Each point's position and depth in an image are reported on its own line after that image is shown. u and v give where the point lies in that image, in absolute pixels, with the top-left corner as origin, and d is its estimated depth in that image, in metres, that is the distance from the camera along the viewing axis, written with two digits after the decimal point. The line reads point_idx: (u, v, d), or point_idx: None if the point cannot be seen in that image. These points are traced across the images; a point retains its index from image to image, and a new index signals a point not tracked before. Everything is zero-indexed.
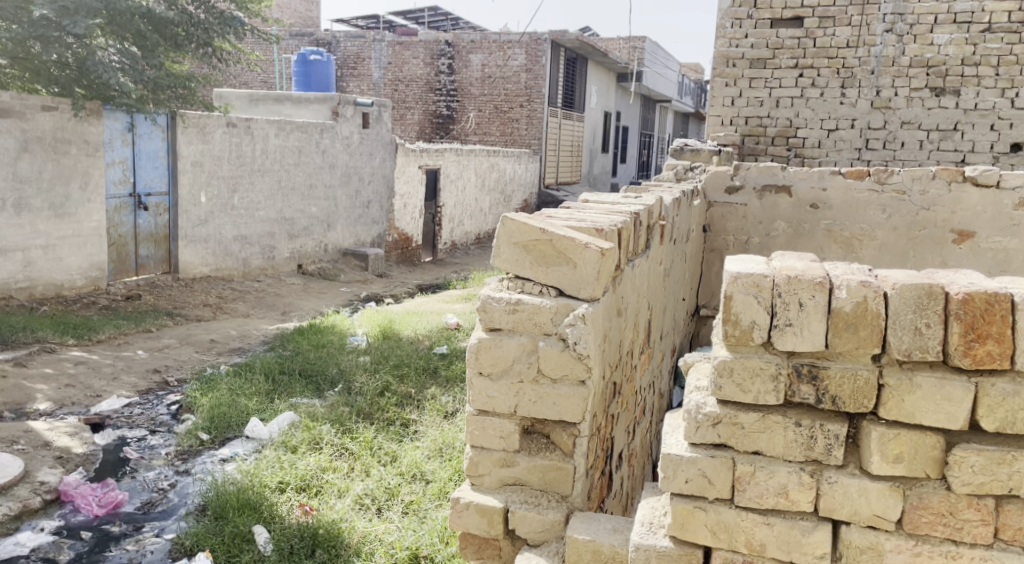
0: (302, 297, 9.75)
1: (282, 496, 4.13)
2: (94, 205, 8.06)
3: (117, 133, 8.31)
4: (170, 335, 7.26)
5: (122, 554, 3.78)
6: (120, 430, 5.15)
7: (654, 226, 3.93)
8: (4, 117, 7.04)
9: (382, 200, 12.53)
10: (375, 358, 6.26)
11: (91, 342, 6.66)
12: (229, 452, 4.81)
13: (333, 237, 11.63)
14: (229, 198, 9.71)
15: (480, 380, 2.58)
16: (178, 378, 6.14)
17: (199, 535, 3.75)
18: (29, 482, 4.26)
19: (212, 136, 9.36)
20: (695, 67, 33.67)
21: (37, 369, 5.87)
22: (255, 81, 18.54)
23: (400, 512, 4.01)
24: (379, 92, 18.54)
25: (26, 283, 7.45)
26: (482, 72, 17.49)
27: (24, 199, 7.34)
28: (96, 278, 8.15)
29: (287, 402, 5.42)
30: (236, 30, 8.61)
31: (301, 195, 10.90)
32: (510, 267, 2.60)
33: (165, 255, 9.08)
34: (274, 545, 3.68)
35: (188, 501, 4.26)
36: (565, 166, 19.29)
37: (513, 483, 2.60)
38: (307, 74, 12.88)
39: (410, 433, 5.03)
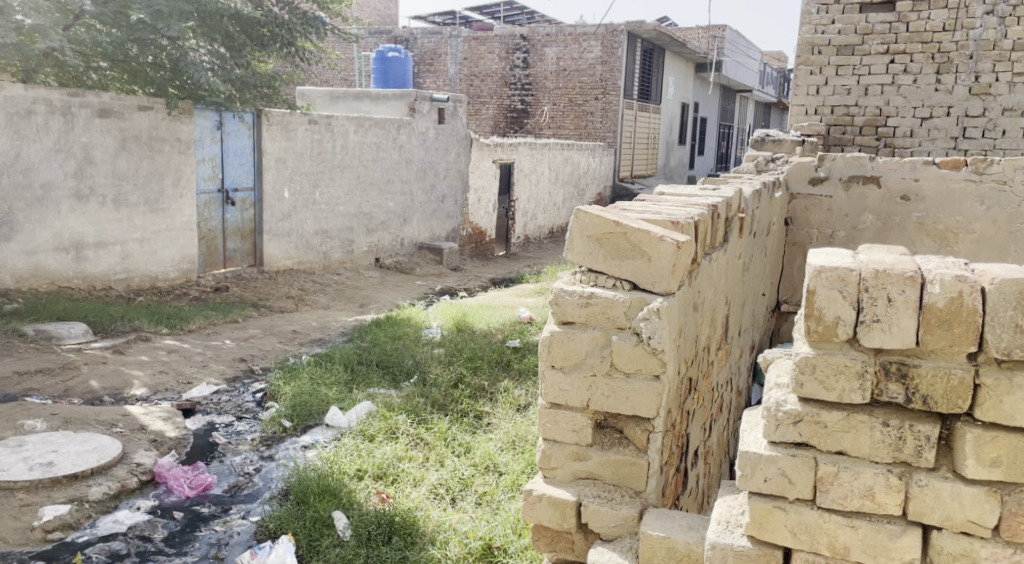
0: (380, 290, 9.95)
1: (360, 483, 4.22)
2: (185, 200, 8.42)
3: (207, 131, 8.66)
4: (256, 326, 7.54)
5: (211, 534, 3.95)
6: (209, 415, 5.39)
7: (732, 218, 3.86)
8: (104, 117, 7.42)
9: (457, 194, 12.69)
10: (449, 350, 6.35)
11: (183, 331, 6.98)
12: (310, 440, 4.98)
13: (409, 231, 11.83)
14: (311, 193, 9.99)
15: (553, 373, 2.58)
16: (263, 366, 6.38)
17: (282, 519, 3.89)
18: (127, 464, 4.50)
19: (296, 133, 9.64)
20: (778, 56, 32.79)
21: (134, 356, 6.19)
22: (335, 79, 19.01)
23: (473, 502, 4.07)
24: (454, 88, 18.67)
25: (124, 275, 7.86)
26: (557, 65, 17.44)
27: (123, 194, 7.72)
28: (188, 270, 8.54)
29: (365, 392, 5.56)
30: (318, 30, 8.74)
31: (379, 191, 11.13)
32: (583, 261, 2.59)
33: (250, 249, 9.43)
34: (352, 530, 3.78)
35: (272, 486, 4.42)
36: (640, 158, 19.06)
37: (586, 477, 2.61)
38: (385, 71, 13.10)
39: (484, 425, 5.08)
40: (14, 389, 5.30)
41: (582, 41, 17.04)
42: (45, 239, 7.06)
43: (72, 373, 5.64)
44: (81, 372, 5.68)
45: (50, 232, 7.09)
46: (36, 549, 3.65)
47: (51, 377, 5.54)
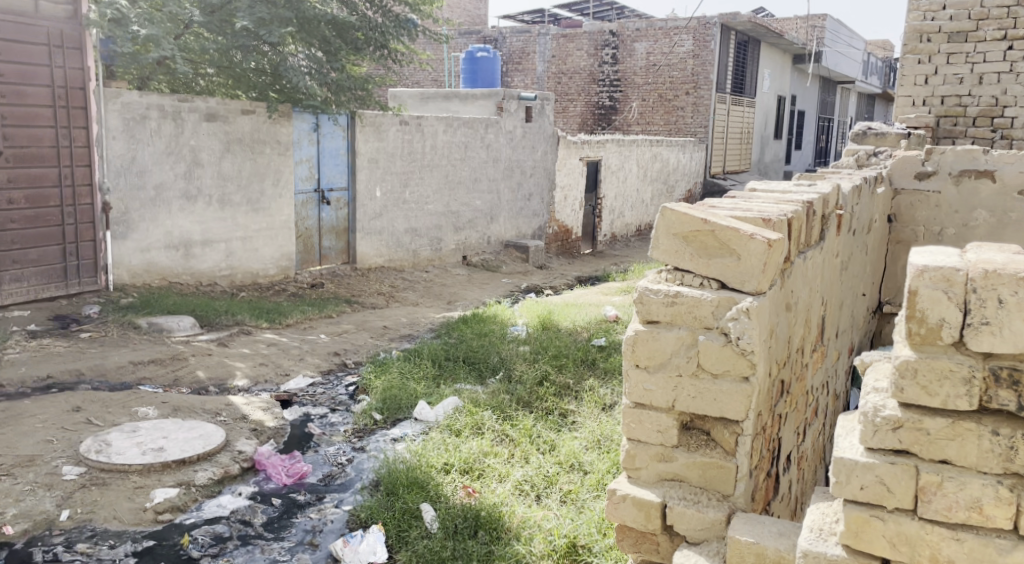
0: (467, 287, 10.09)
1: (447, 477, 4.30)
2: (284, 200, 8.77)
3: (305, 133, 8.97)
4: (349, 321, 7.78)
5: (307, 521, 4.10)
6: (305, 407, 5.60)
7: (830, 215, 3.71)
8: (211, 121, 7.79)
9: (544, 192, 12.73)
10: (535, 347, 6.38)
11: (281, 325, 7.28)
12: (399, 433, 5.10)
13: (496, 229, 11.95)
14: (401, 192, 10.23)
15: (637, 373, 2.56)
16: (355, 361, 6.59)
17: (373, 509, 4.00)
18: (230, 451, 4.73)
19: (388, 134, 9.88)
20: (884, 44, 31.36)
21: (237, 348, 6.50)
22: (426, 80, 19.39)
23: (558, 500, 4.08)
24: (542, 86, 18.68)
25: (227, 271, 8.25)
26: (647, 60, 17.20)
27: (227, 195, 8.11)
28: (286, 267, 8.90)
29: (452, 388, 5.66)
30: (410, 32, 8.85)
31: (467, 189, 11.28)
32: (669, 259, 2.55)
33: (344, 247, 9.74)
34: (440, 523, 3.85)
35: (363, 477, 4.56)
36: (733, 154, 18.58)
37: (672, 479, 2.57)
38: (474, 72, 13.26)
39: (569, 423, 5.08)
40: (129, 378, 5.66)
41: (672, 35, 16.74)
42: (157, 237, 7.50)
43: (181, 363, 5.97)
44: (188, 363, 6.00)
45: (161, 230, 7.52)
46: (148, 528, 3.89)
47: (162, 366, 5.88)
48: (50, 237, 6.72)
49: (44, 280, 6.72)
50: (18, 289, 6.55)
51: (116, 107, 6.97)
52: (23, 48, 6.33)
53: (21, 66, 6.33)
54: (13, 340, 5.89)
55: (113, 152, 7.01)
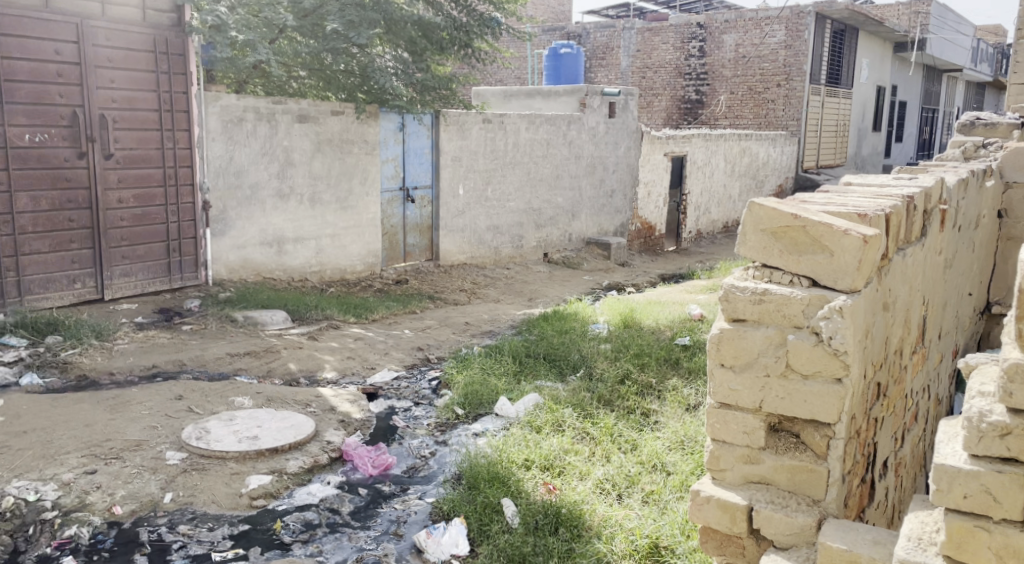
0: (548, 285, 10.10)
1: (527, 473, 4.31)
2: (371, 198, 8.99)
3: (391, 133, 9.15)
4: (432, 317, 7.92)
5: (391, 511, 4.20)
6: (390, 400, 5.74)
7: (932, 210, 3.53)
8: (303, 122, 8.06)
9: (627, 189, 12.60)
10: (616, 345, 6.33)
11: (367, 320, 7.48)
12: (481, 427, 5.16)
13: (577, 226, 11.92)
14: (483, 189, 10.33)
15: (722, 372, 2.52)
16: (438, 356, 6.70)
17: (455, 502, 4.06)
18: (319, 441, 4.90)
19: (471, 132, 9.99)
20: (995, 30, 29.57)
21: (326, 342, 6.71)
22: (509, 77, 19.51)
23: (640, 500, 4.04)
24: (627, 81, 18.47)
25: (317, 267, 8.54)
26: (736, 52, 16.75)
27: (318, 194, 8.38)
28: (372, 263, 9.14)
29: (533, 384, 5.68)
30: (494, 29, 8.86)
31: (549, 186, 11.29)
32: (756, 256, 2.49)
33: (428, 244, 9.91)
34: (520, 518, 3.87)
35: (446, 470, 4.64)
36: (827, 147, 17.90)
37: (758, 481, 2.52)
38: (557, 68, 13.24)
39: (650, 423, 5.02)
40: (227, 368, 5.94)
41: (763, 25, 16.24)
42: (252, 234, 7.82)
43: (274, 356, 6.21)
44: (281, 356, 6.24)
45: (256, 228, 7.84)
46: (243, 513, 4.07)
47: (256, 358, 6.14)
48: (155, 234, 7.09)
49: (150, 275, 7.10)
50: (126, 283, 6.94)
51: (215, 110, 7.32)
52: (133, 55, 6.70)
53: (130, 72, 6.71)
54: (122, 331, 6.25)
55: (213, 153, 7.37)
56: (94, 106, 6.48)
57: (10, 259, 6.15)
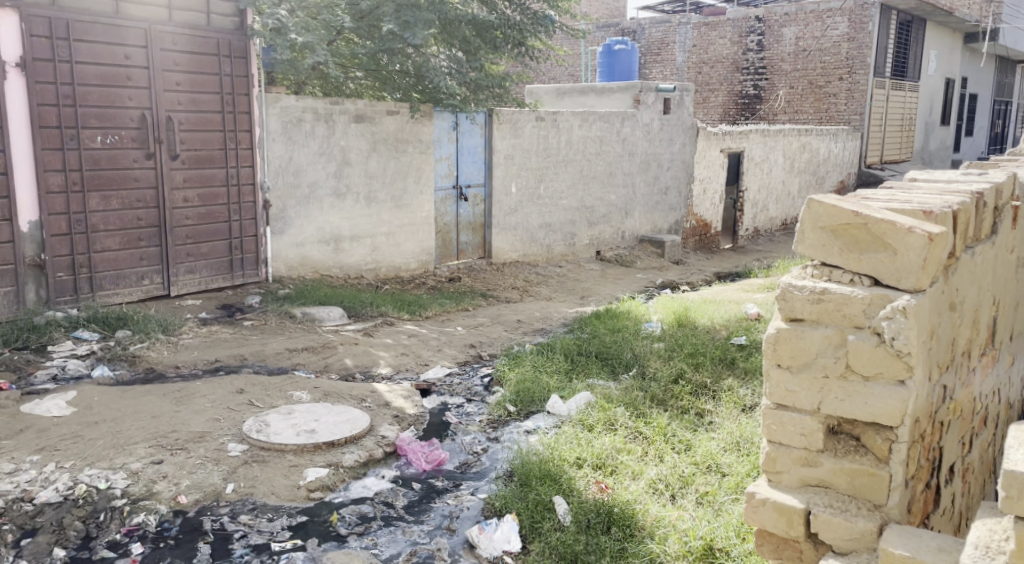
0: (601, 283, 10.04)
1: (579, 471, 4.31)
2: (425, 197, 9.09)
3: (445, 131, 9.22)
4: (484, 314, 7.97)
5: (444, 506, 4.25)
6: (443, 396, 5.80)
7: (1003, 207, 3.40)
8: (359, 122, 8.20)
9: (682, 185, 12.45)
10: (669, 344, 6.26)
11: (421, 317, 7.57)
12: (533, 425, 5.17)
13: (631, 223, 11.82)
14: (536, 187, 10.33)
15: (779, 372, 2.53)
16: (490, 353, 6.74)
17: (506, 499, 4.08)
18: (374, 435, 4.98)
19: (524, 130, 10.00)
20: None
21: (380, 338, 6.82)
22: (563, 75, 19.46)
23: (694, 501, 4.01)
24: (682, 77, 18.24)
25: (373, 265, 8.68)
26: (796, 46, 16.37)
27: (373, 192, 8.50)
28: (426, 261, 9.24)
29: (585, 383, 5.67)
30: (547, 28, 8.85)
31: (602, 184, 11.23)
32: (815, 254, 2.48)
33: (481, 242, 9.97)
34: (572, 517, 3.87)
35: (498, 466, 4.67)
36: (892, 142, 17.35)
37: (816, 485, 2.51)
38: (611, 65, 13.15)
39: (705, 423, 4.96)
40: (285, 363, 6.08)
41: (825, 17, 15.83)
42: (310, 232, 7.99)
43: (330, 351, 6.34)
44: (337, 351, 6.36)
45: (314, 226, 8.00)
46: (302, 505, 4.18)
47: (314, 354, 6.27)
48: (218, 232, 7.31)
49: (213, 272, 7.32)
50: (191, 280, 7.17)
51: (275, 111, 7.50)
52: (197, 59, 6.91)
53: (195, 75, 6.92)
54: (187, 326, 6.47)
55: (273, 153, 7.55)
56: (161, 109, 6.71)
57: (82, 257, 6.41)
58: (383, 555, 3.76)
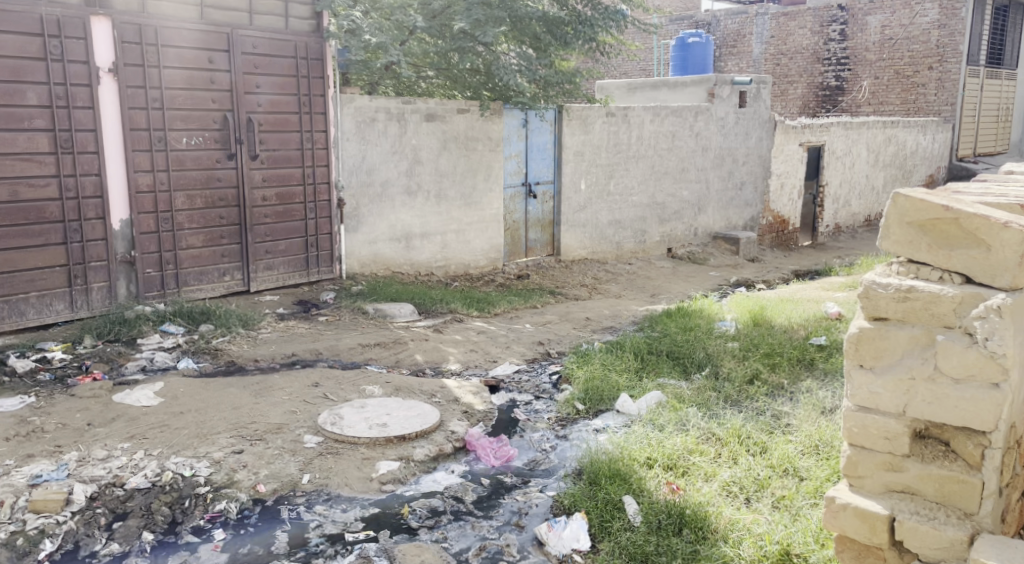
0: (672, 281, 9.88)
1: (650, 471, 4.25)
2: (494, 194, 9.13)
3: (514, 129, 9.23)
4: (553, 311, 7.96)
5: (512, 503, 4.24)
6: (511, 393, 5.81)
7: None
8: (431, 121, 8.29)
9: (759, 180, 12.14)
10: (744, 344, 6.11)
11: (490, 314, 7.61)
12: (602, 424, 5.12)
13: (704, 220, 11.59)
14: (606, 183, 10.24)
15: (861, 373, 2.51)
16: (558, 350, 6.72)
17: (575, 496, 4.06)
18: (443, 430, 5.03)
19: (594, 126, 9.93)
20: None
21: (450, 335, 6.89)
22: (634, 69, 19.20)
23: (770, 505, 3.90)
24: (759, 69, 17.74)
25: (443, 262, 8.77)
26: (882, 34, 15.73)
27: (444, 190, 8.59)
28: (495, 258, 9.30)
29: (655, 382, 5.59)
30: (619, 22, 8.74)
31: (675, 179, 11.04)
32: (902, 250, 2.46)
33: (550, 239, 9.95)
34: (643, 517, 3.82)
35: (566, 465, 4.65)
36: (985, 133, 16.50)
37: (901, 491, 2.50)
38: (684, 59, 12.92)
39: (782, 425, 4.79)
40: (358, 358, 6.21)
41: (914, 4, 15.20)
42: (383, 230, 8.14)
43: (401, 347, 6.44)
44: (408, 347, 6.45)
45: (386, 224, 8.14)
46: (374, 497, 4.25)
47: (385, 349, 6.38)
48: (295, 230, 7.50)
49: (290, 268, 7.53)
50: (270, 276, 7.39)
51: (350, 111, 7.67)
52: (276, 61, 7.11)
53: (275, 77, 7.12)
54: (266, 321, 6.68)
55: (347, 153, 7.72)
56: (242, 111, 6.93)
57: (169, 253, 6.67)
58: (453, 548, 3.79)
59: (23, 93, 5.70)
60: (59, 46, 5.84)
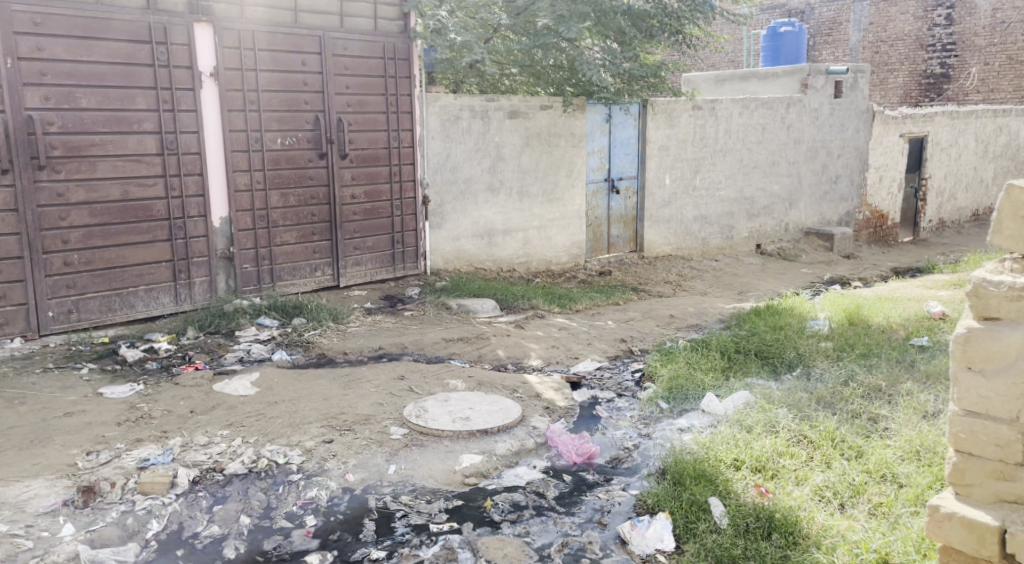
0: (760, 278, 9.63)
1: (737, 473, 4.15)
2: (577, 190, 9.11)
3: (598, 124, 9.17)
4: (636, 308, 7.87)
5: (595, 500, 4.23)
6: (593, 390, 5.78)
7: None
8: (514, 118, 8.34)
9: (854, 174, 11.72)
10: (838, 345, 5.89)
11: (572, 310, 7.60)
12: (687, 423, 5.04)
13: (795, 215, 11.25)
14: (692, 178, 10.06)
15: (969, 377, 2.41)
16: (642, 348, 6.64)
17: (659, 496, 4.01)
18: (526, 426, 5.05)
19: (680, 120, 9.77)
20: None
21: (532, 331, 6.91)
22: (723, 61, 18.81)
23: (866, 512, 3.76)
24: (856, 58, 17.08)
25: (525, 259, 8.81)
26: (993, 18, 15.03)
27: (526, 187, 8.62)
28: (576, 255, 9.26)
29: (743, 382, 5.47)
30: (707, 14, 8.54)
31: (763, 173, 10.75)
32: (1014, 245, 2.34)
33: (633, 235, 9.85)
34: (730, 519, 3.74)
35: (650, 464, 4.59)
36: None
37: (1013, 501, 2.39)
38: (776, 48, 12.57)
39: (879, 429, 4.60)
40: (442, 352, 6.31)
41: None
42: (465, 227, 8.24)
43: (484, 342, 6.50)
44: (490, 342, 6.51)
45: (469, 220, 8.25)
46: (457, 489, 4.31)
47: (468, 344, 6.45)
48: (382, 227, 7.66)
49: (377, 264, 7.70)
50: (358, 272, 7.58)
51: (435, 110, 7.81)
52: (365, 62, 7.27)
53: (364, 78, 7.29)
54: (354, 315, 6.86)
55: (432, 151, 7.85)
56: (333, 111, 7.13)
57: (264, 250, 6.93)
58: (535, 543, 3.80)
59: (132, 97, 6.00)
60: (165, 52, 6.13)
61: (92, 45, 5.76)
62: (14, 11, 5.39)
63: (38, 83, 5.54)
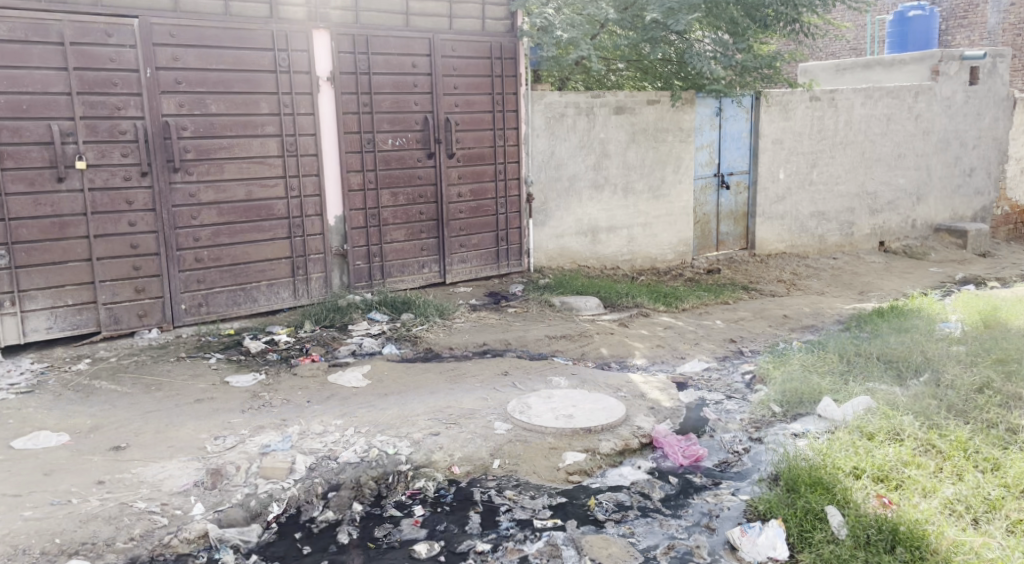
0: (883, 277, 9.13)
1: (857, 482, 3.94)
2: (685, 186, 8.90)
3: (707, 118, 8.95)
4: (746, 308, 7.62)
5: (703, 504, 4.12)
6: (700, 391, 5.63)
7: None
8: (620, 113, 8.26)
9: (990, 165, 11.02)
10: (971, 350, 5.51)
11: (678, 309, 7.45)
12: (801, 428, 4.84)
13: (923, 211, 10.61)
14: (808, 172, 9.66)
15: None
16: (752, 349, 6.44)
17: (772, 503, 3.86)
18: (630, 425, 4.99)
19: (795, 113, 9.41)
20: None
21: (636, 329, 6.81)
22: (844, 49, 17.98)
23: (1004, 529, 3.50)
24: (994, 42, 16.00)
25: (630, 256, 8.70)
26: None
27: (631, 183, 8.51)
28: (683, 252, 9.06)
29: (863, 386, 5.20)
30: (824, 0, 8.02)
31: (887, 166, 10.19)
32: None
33: (743, 232, 9.54)
34: (850, 530, 3.56)
35: (761, 469, 4.44)
36: None
37: None
38: (903, 35, 11.91)
39: (1018, 441, 4.27)
40: (546, 349, 6.31)
41: None
42: (570, 224, 8.24)
43: (587, 340, 6.46)
44: (594, 340, 6.46)
45: (574, 218, 8.24)
46: (561, 486, 4.31)
47: (571, 342, 6.42)
48: (487, 224, 7.75)
49: (482, 261, 7.80)
50: (464, 269, 7.71)
51: (541, 107, 7.84)
52: (473, 62, 7.37)
53: (471, 78, 7.39)
54: (460, 311, 6.97)
55: (537, 149, 7.89)
56: (441, 111, 7.26)
57: (375, 247, 7.15)
58: (641, 545, 3.74)
59: (256, 103, 6.31)
60: (286, 58, 6.41)
61: (224, 54, 6.11)
62: (154, 24, 5.76)
63: (173, 90, 5.91)
